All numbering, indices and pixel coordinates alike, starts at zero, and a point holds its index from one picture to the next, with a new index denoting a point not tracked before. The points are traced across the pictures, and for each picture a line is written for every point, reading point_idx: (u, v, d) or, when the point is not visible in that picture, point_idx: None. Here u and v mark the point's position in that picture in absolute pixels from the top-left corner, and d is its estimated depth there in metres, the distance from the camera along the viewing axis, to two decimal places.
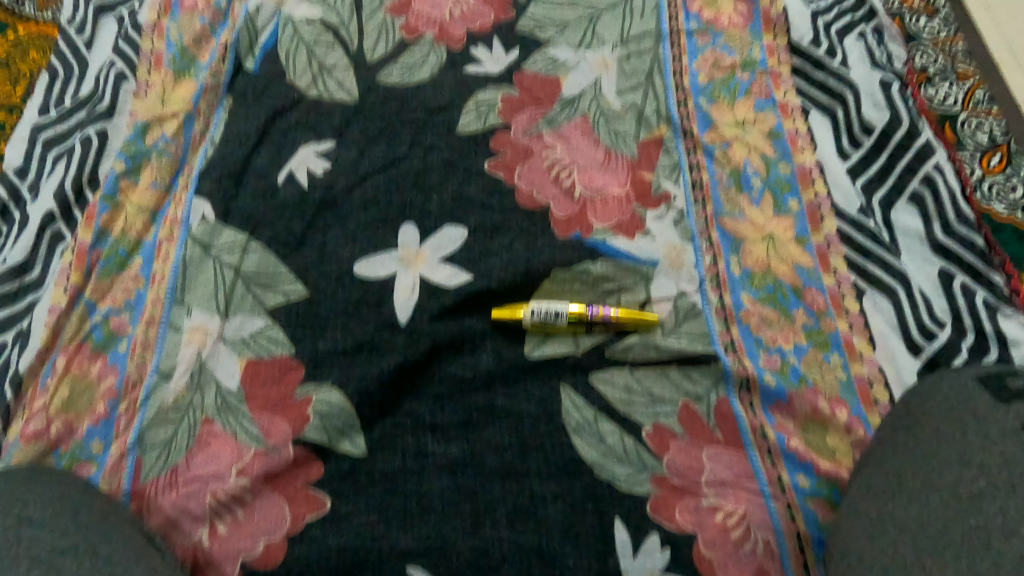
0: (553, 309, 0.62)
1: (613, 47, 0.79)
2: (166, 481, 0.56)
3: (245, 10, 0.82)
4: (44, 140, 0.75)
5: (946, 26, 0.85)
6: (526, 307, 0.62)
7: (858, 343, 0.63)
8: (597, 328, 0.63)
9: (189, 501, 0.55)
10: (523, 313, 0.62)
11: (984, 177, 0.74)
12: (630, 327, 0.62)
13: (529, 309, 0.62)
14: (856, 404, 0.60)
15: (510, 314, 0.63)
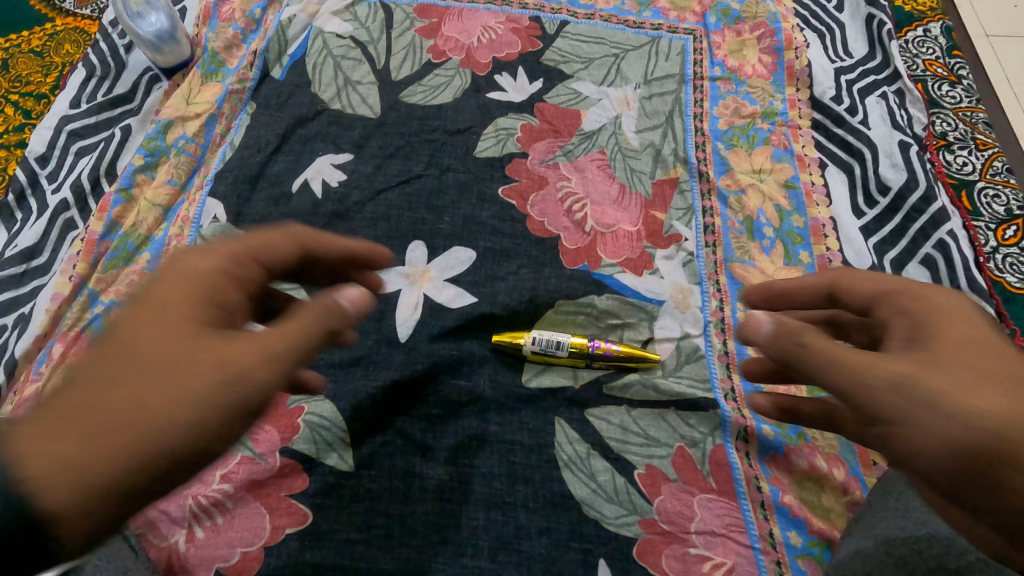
0: (555, 340, 0.61)
1: (636, 86, 0.80)
2: None
3: (278, 20, 0.83)
4: (69, 131, 0.76)
5: (968, 95, 0.85)
6: (528, 335, 0.62)
7: None
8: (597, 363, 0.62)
9: (170, 502, 0.54)
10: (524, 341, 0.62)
11: (998, 249, 0.73)
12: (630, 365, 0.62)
13: (530, 337, 0.61)
14: (856, 464, 0.58)
15: (510, 339, 0.62)
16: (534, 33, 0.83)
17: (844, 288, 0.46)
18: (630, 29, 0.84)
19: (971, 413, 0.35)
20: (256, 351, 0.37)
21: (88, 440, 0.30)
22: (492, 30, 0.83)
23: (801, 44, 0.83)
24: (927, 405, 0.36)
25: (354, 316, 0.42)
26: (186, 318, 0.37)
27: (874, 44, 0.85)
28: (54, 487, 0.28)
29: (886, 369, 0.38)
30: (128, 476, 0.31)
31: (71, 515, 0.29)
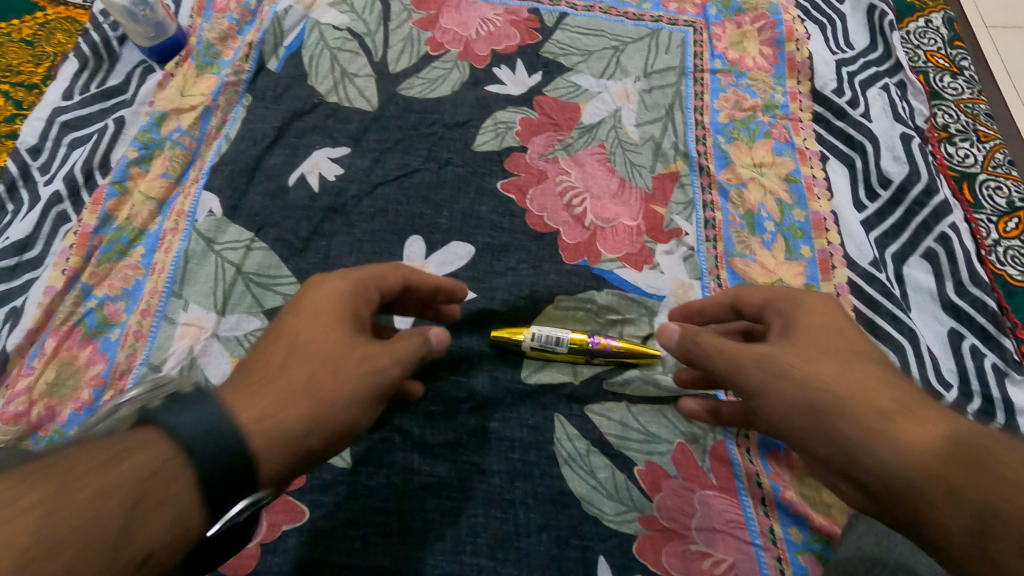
0: (555, 336, 0.60)
1: (636, 79, 0.79)
2: None
3: (274, 11, 0.82)
4: (62, 122, 0.76)
5: (969, 87, 0.84)
6: (527, 331, 0.60)
7: None
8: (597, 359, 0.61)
9: None
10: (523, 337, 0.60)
11: (999, 242, 0.72)
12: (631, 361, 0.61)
13: (530, 333, 0.60)
14: None
15: (509, 335, 0.60)
16: (532, 25, 0.82)
17: (744, 300, 0.53)
18: (630, 21, 0.84)
19: (812, 379, 0.43)
20: (388, 359, 0.46)
21: (280, 406, 0.39)
22: (490, 22, 0.82)
23: (803, 36, 0.82)
24: (780, 375, 0.44)
25: (438, 350, 0.50)
26: (337, 328, 0.45)
27: (876, 36, 0.84)
28: (265, 437, 0.37)
29: (751, 353, 0.46)
30: (304, 440, 0.40)
31: (273, 461, 0.38)
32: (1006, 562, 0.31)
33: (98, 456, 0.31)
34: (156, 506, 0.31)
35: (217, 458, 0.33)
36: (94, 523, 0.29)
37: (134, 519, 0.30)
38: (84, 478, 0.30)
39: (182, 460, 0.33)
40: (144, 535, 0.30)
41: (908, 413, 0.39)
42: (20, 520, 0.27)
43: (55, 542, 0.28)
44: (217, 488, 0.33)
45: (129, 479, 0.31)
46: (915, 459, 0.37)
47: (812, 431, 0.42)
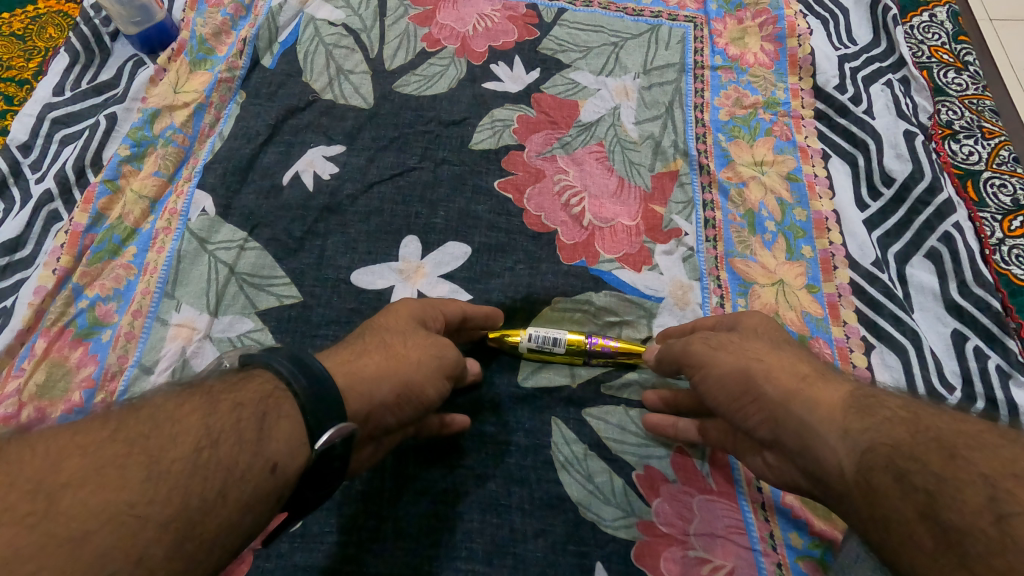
0: (552, 335, 0.59)
1: (635, 76, 0.78)
2: None
3: (269, 6, 0.81)
4: (53, 119, 0.75)
5: (974, 82, 0.83)
6: (524, 331, 0.59)
7: None
8: (595, 361, 0.60)
9: None
10: (520, 338, 0.59)
11: (1004, 241, 0.71)
12: (631, 363, 0.60)
13: (526, 334, 0.59)
14: None
15: (507, 336, 0.60)
16: (530, 21, 0.81)
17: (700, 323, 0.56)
18: (628, 17, 0.82)
19: (744, 352, 0.47)
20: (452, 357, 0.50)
21: (357, 359, 0.45)
22: (488, 17, 0.81)
23: (805, 32, 0.81)
24: (717, 350, 0.48)
25: (474, 376, 0.58)
26: (409, 322, 0.50)
27: (879, 31, 0.83)
28: (345, 380, 0.42)
29: (700, 337, 0.51)
30: (376, 390, 0.43)
31: (353, 403, 0.41)
32: (886, 490, 0.33)
33: (225, 384, 0.36)
34: (277, 420, 0.35)
35: (317, 381, 0.38)
36: (234, 427, 0.33)
37: (264, 428, 0.34)
38: (221, 398, 0.35)
39: (285, 386, 0.37)
40: (274, 442, 0.34)
41: (823, 378, 0.43)
42: (183, 424, 0.32)
43: (211, 442, 0.32)
44: (323, 406, 0.37)
45: (253, 399, 0.36)
46: (823, 412, 0.40)
47: (741, 398, 0.45)
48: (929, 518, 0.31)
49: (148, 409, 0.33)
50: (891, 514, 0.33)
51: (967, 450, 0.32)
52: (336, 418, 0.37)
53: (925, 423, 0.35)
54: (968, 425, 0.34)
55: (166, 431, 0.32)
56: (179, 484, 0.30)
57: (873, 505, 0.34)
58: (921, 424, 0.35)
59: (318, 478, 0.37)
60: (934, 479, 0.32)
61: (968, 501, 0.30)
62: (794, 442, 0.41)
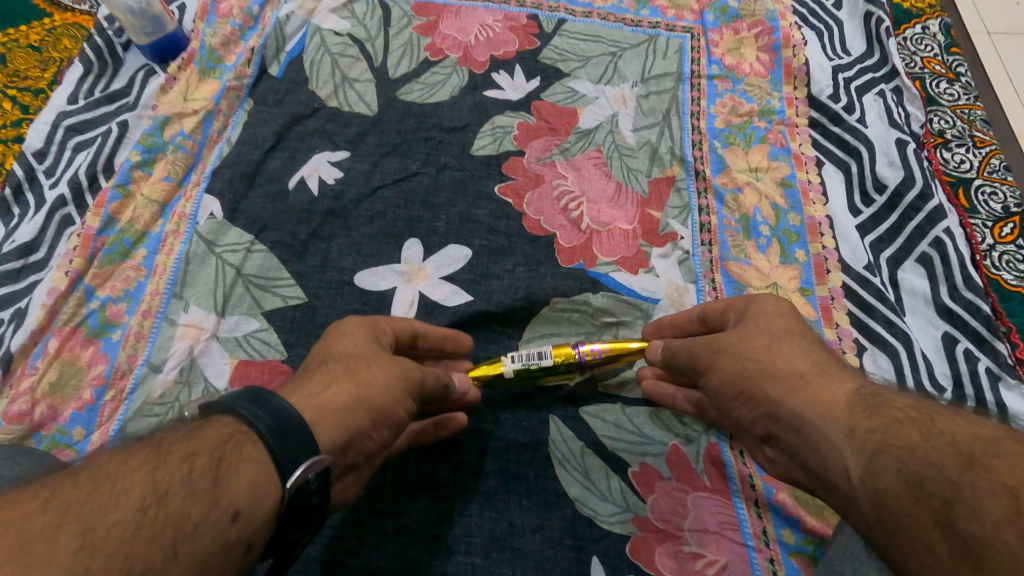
0: (536, 351, 0.57)
1: (633, 85, 0.80)
2: None
3: (277, 17, 0.83)
4: (67, 126, 0.77)
5: (966, 92, 0.85)
6: (505, 359, 0.57)
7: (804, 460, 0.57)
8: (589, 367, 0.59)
9: None
10: (504, 367, 0.57)
11: (994, 246, 0.73)
12: (624, 356, 0.59)
13: (508, 359, 0.57)
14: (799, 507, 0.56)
15: (489, 370, 0.58)
16: (531, 31, 0.83)
17: (708, 310, 0.55)
18: (627, 27, 0.84)
19: (745, 352, 0.48)
20: (416, 375, 0.49)
21: (325, 390, 0.43)
22: (490, 28, 0.83)
23: (799, 42, 0.83)
24: (721, 352, 0.49)
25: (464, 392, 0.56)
26: (367, 343, 0.49)
27: (872, 42, 0.85)
28: (313, 413, 0.41)
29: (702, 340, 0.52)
30: (351, 417, 0.43)
31: (327, 435, 0.41)
32: (895, 491, 0.34)
33: (179, 433, 0.35)
34: (237, 465, 0.35)
35: (281, 416, 0.37)
36: (187, 478, 0.33)
37: (219, 475, 0.34)
38: (171, 449, 0.34)
39: (247, 428, 0.36)
40: (232, 489, 0.34)
41: (826, 376, 0.43)
42: (132, 480, 0.32)
43: (160, 496, 0.31)
44: (293, 443, 0.37)
45: (208, 446, 0.35)
46: (826, 410, 0.41)
47: (737, 399, 0.47)
48: (945, 525, 0.31)
49: (94, 468, 0.32)
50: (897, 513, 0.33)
51: (987, 457, 0.32)
52: (305, 453, 0.37)
53: (940, 427, 0.35)
54: (985, 430, 0.34)
55: (113, 490, 0.31)
56: (123, 548, 0.29)
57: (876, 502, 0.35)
58: (934, 427, 0.35)
59: (295, 518, 0.36)
60: (952, 487, 0.31)
61: (991, 512, 0.29)
62: (792, 438, 0.43)
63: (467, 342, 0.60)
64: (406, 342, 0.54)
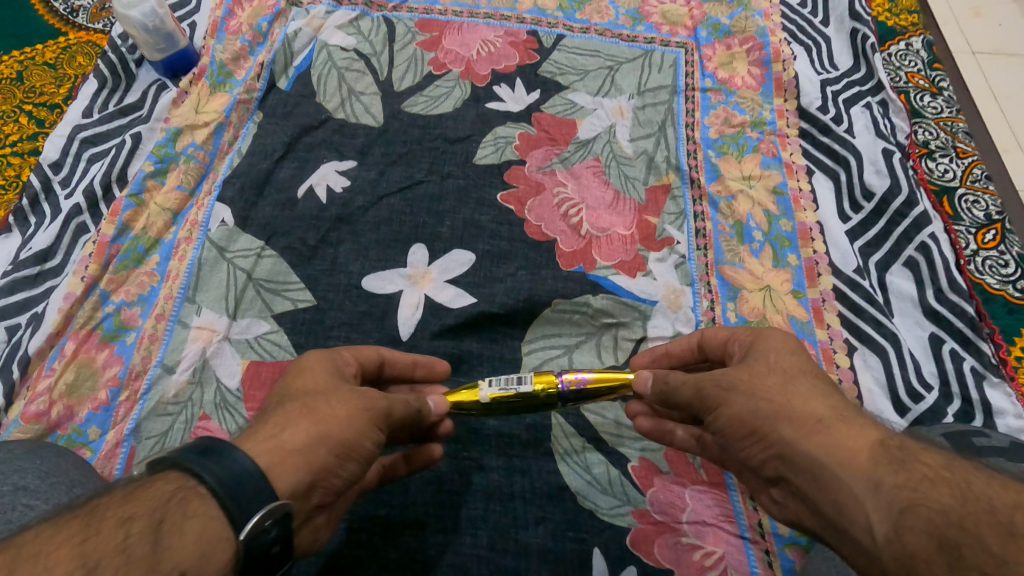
0: (516, 377, 0.55)
1: (630, 97, 0.83)
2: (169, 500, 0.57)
3: (285, 33, 0.86)
4: (82, 139, 0.79)
5: (948, 106, 0.88)
6: (482, 383, 0.55)
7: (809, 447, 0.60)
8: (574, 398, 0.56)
9: None
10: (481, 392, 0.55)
11: (978, 252, 0.75)
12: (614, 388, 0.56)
13: (486, 383, 0.55)
14: None
15: (466, 395, 0.55)
16: (531, 46, 0.86)
17: (709, 338, 0.55)
18: (624, 43, 0.87)
19: (757, 391, 0.45)
20: (382, 406, 0.47)
21: (281, 431, 0.42)
22: (491, 43, 0.86)
23: (789, 57, 0.86)
24: (729, 388, 0.47)
25: (438, 416, 0.54)
26: (329, 379, 0.48)
27: (858, 57, 0.88)
28: (269, 457, 0.40)
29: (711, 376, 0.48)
30: (311, 456, 0.42)
31: (286, 479, 0.40)
32: (925, 555, 0.34)
33: (118, 497, 0.35)
34: (180, 522, 0.34)
35: (235, 467, 0.36)
36: (121, 546, 0.32)
37: (159, 538, 0.33)
38: (105, 515, 0.33)
39: (194, 481, 0.36)
40: (174, 550, 0.33)
41: (845, 421, 0.42)
42: (59, 553, 0.31)
43: (89, 570, 0.30)
44: (247, 491, 0.36)
45: (150, 505, 0.34)
46: (846, 459, 0.40)
47: (751, 439, 0.45)
48: None
49: (24, 544, 0.31)
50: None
51: None
52: (265, 499, 0.37)
53: (973, 489, 0.35)
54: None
55: (39, 566, 0.30)
56: None
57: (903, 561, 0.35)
58: (967, 490, 0.35)
59: (252, 566, 0.36)
60: (994, 563, 0.32)
61: None
62: (806, 482, 0.42)
63: (440, 368, 0.60)
64: (374, 368, 0.55)
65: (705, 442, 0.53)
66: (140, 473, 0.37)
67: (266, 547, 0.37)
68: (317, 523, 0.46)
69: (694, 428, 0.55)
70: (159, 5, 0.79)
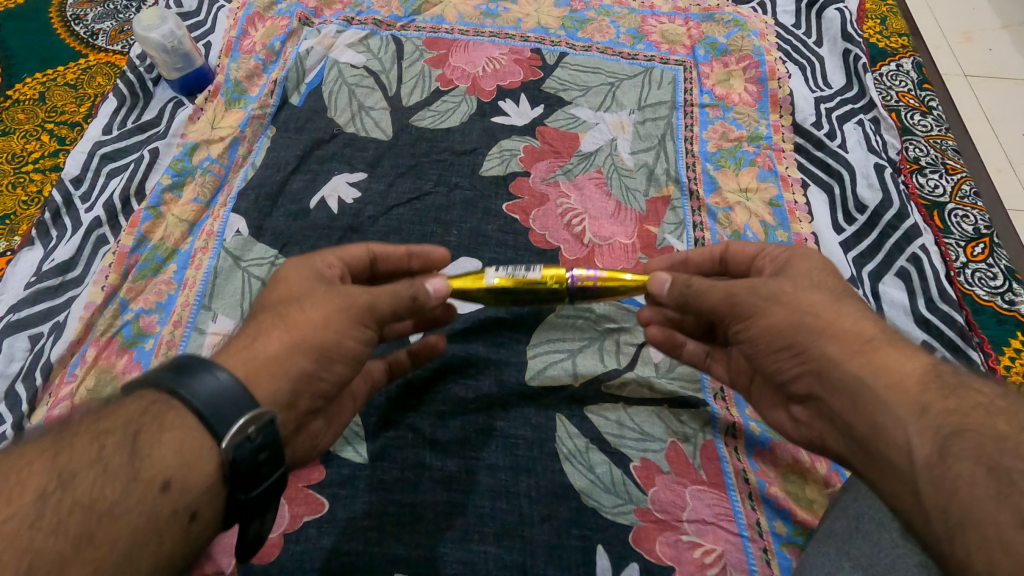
0: (523, 266, 0.59)
1: (631, 112, 0.85)
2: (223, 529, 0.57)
3: (297, 52, 0.89)
4: (102, 154, 0.82)
5: (938, 124, 0.91)
6: (488, 273, 0.59)
7: None
8: (581, 295, 0.60)
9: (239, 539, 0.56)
10: (486, 281, 0.58)
11: (967, 264, 0.78)
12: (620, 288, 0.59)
13: (491, 272, 0.59)
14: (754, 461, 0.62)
15: (471, 284, 0.58)
16: (535, 63, 0.89)
17: (732, 253, 0.61)
18: (625, 60, 0.91)
19: (800, 303, 0.49)
20: (364, 301, 0.50)
21: (254, 341, 0.47)
22: (496, 60, 0.89)
23: (785, 75, 0.89)
24: (770, 298, 0.50)
25: (440, 300, 0.54)
26: (303, 283, 0.52)
27: (851, 76, 0.91)
28: (245, 367, 0.45)
29: (743, 284, 0.52)
30: (289, 363, 0.47)
31: (264, 384, 0.46)
32: (968, 472, 0.35)
33: (95, 415, 0.39)
34: (155, 433, 0.39)
35: (211, 383, 0.40)
36: (97, 458, 0.37)
37: (136, 449, 0.38)
38: (80, 431, 0.38)
39: (167, 397, 0.41)
40: (153, 458, 0.38)
41: (895, 347, 0.45)
42: (35, 467, 0.35)
43: (64, 479, 0.35)
44: (227, 408, 0.40)
45: (124, 421, 0.39)
46: (893, 381, 0.42)
47: (787, 351, 0.49)
48: None
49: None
50: (962, 500, 0.35)
51: None
52: (246, 409, 0.41)
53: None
54: None
55: (14, 479, 0.34)
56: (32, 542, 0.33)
57: (937, 484, 0.37)
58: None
59: (243, 477, 0.40)
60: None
61: None
62: (840, 402, 0.45)
63: (436, 257, 0.62)
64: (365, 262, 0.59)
65: (715, 357, 0.63)
66: (116, 392, 0.42)
67: (253, 455, 0.40)
68: (312, 430, 0.54)
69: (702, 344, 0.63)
70: (178, 27, 0.83)
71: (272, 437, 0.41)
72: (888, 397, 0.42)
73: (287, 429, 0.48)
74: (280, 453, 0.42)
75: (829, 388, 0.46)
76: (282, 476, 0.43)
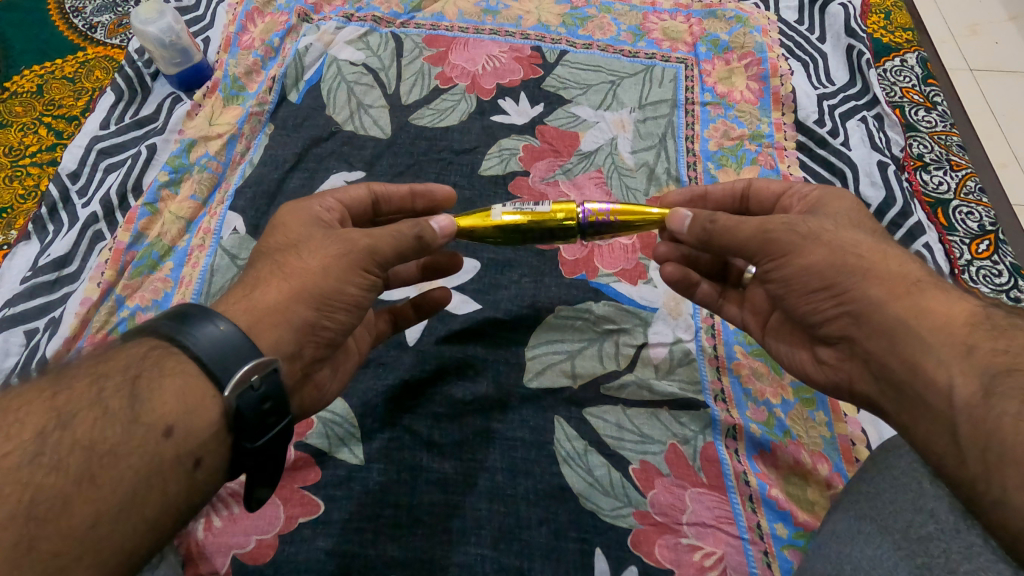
0: (530, 203, 0.58)
1: (631, 110, 0.85)
2: (218, 528, 0.56)
3: (296, 48, 0.88)
4: (100, 149, 0.81)
5: (943, 120, 0.90)
6: (494, 211, 0.58)
7: (809, 420, 0.64)
8: (592, 232, 0.59)
9: (233, 538, 0.56)
10: (492, 217, 0.58)
11: (972, 261, 0.77)
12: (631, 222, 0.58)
13: (497, 209, 0.58)
14: (755, 463, 0.61)
15: (476, 222, 0.58)
16: (535, 61, 0.89)
17: (757, 189, 0.61)
18: (625, 58, 0.90)
19: (843, 243, 0.48)
20: (364, 244, 0.49)
21: (254, 291, 0.47)
22: (496, 58, 0.89)
23: (786, 72, 0.88)
24: (808, 237, 0.49)
25: (447, 237, 0.53)
26: (302, 229, 0.51)
27: (854, 73, 0.90)
28: (248, 318, 0.45)
29: (778, 221, 0.50)
30: (290, 313, 0.46)
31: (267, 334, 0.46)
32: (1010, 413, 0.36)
33: (94, 361, 0.40)
34: (152, 379, 0.39)
35: (210, 332, 0.40)
36: (96, 400, 0.37)
37: (136, 394, 0.38)
38: (78, 375, 0.38)
39: (165, 345, 0.41)
40: (151, 402, 0.38)
41: (939, 292, 0.45)
42: (33, 407, 0.36)
43: (62, 421, 0.36)
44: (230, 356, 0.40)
45: (122, 367, 0.39)
46: (938, 326, 0.43)
47: (824, 293, 0.48)
48: None
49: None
50: (1004, 436, 0.36)
51: None
52: (250, 357, 0.40)
53: None
54: None
55: (12, 417, 0.35)
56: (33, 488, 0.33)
57: (976, 424, 0.38)
58: None
59: (248, 427, 0.40)
60: None
61: None
62: (878, 344, 0.46)
63: (441, 196, 0.61)
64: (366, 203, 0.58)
65: (728, 298, 0.64)
66: (118, 339, 0.42)
67: (258, 405, 0.40)
68: (319, 379, 0.54)
69: (716, 284, 0.64)
70: (176, 21, 0.82)
71: (275, 387, 0.41)
72: (932, 340, 0.42)
73: (293, 378, 0.49)
74: (284, 403, 0.42)
75: (865, 331, 0.47)
76: (289, 427, 0.43)
